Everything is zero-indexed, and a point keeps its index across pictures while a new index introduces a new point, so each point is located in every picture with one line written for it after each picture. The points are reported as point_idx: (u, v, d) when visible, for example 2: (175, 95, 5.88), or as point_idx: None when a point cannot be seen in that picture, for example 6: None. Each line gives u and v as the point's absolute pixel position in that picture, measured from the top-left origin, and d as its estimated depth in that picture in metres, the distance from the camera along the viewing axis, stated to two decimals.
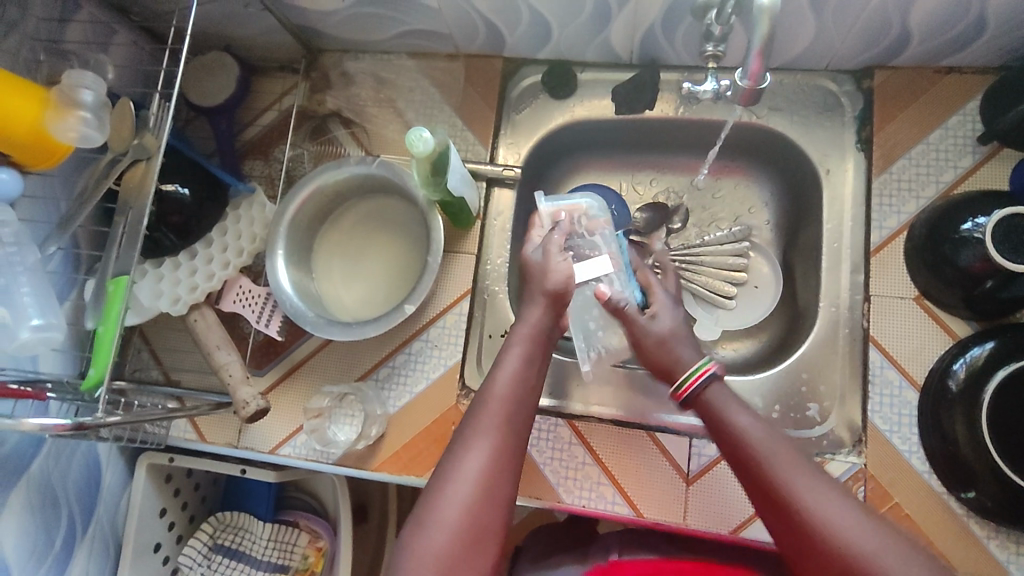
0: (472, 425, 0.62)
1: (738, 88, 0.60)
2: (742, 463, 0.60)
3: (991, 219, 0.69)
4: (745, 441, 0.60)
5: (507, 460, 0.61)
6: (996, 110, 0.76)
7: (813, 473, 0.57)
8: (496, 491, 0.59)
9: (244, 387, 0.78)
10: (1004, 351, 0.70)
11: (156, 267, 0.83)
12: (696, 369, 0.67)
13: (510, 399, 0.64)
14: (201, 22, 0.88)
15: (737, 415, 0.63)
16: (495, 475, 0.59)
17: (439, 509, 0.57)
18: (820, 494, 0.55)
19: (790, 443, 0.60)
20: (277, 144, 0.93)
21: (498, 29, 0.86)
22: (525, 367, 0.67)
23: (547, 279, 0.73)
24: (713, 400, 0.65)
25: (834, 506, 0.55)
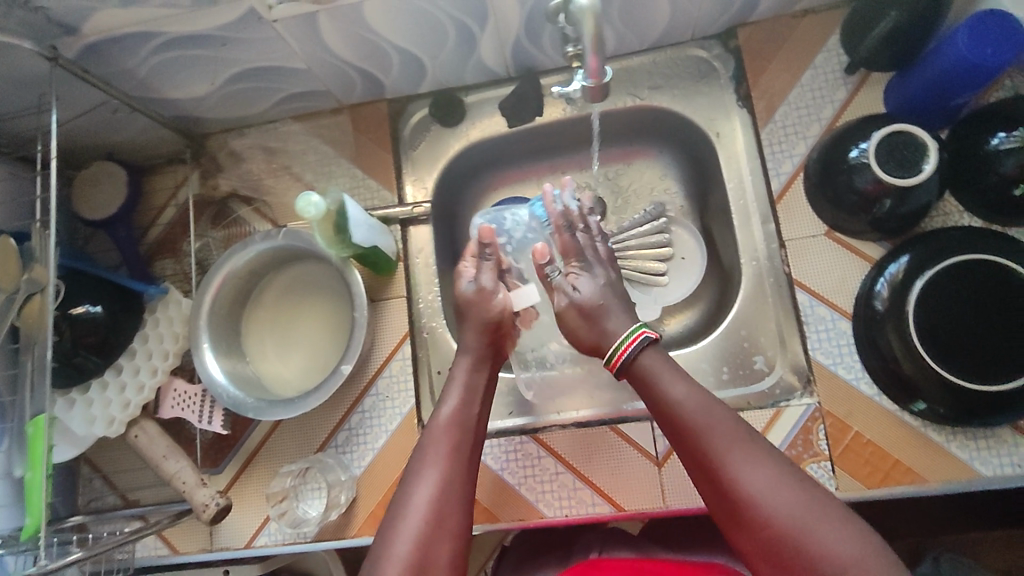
0: (421, 458, 0.67)
1: (585, 87, 0.61)
2: (674, 432, 0.64)
3: (872, 142, 0.71)
4: (677, 412, 0.63)
5: (457, 489, 0.65)
6: (854, 40, 0.80)
7: (741, 443, 0.59)
8: (449, 516, 0.63)
9: (200, 490, 0.77)
10: (918, 262, 0.73)
11: (82, 392, 0.80)
12: (625, 339, 0.69)
13: (455, 425, 0.70)
14: (74, 136, 0.86)
15: (672, 386, 0.65)
16: (447, 502, 0.64)
17: (394, 544, 0.61)
18: (753, 463, 0.58)
19: (727, 410, 0.63)
20: (183, 239, 0.92)
21: (372, 74, 0.86)
22: (468, 394, 0.74)
23: (485, 312, 0.79)
24: (644, 367, 0.68)
25: (750, 469, 0.57)
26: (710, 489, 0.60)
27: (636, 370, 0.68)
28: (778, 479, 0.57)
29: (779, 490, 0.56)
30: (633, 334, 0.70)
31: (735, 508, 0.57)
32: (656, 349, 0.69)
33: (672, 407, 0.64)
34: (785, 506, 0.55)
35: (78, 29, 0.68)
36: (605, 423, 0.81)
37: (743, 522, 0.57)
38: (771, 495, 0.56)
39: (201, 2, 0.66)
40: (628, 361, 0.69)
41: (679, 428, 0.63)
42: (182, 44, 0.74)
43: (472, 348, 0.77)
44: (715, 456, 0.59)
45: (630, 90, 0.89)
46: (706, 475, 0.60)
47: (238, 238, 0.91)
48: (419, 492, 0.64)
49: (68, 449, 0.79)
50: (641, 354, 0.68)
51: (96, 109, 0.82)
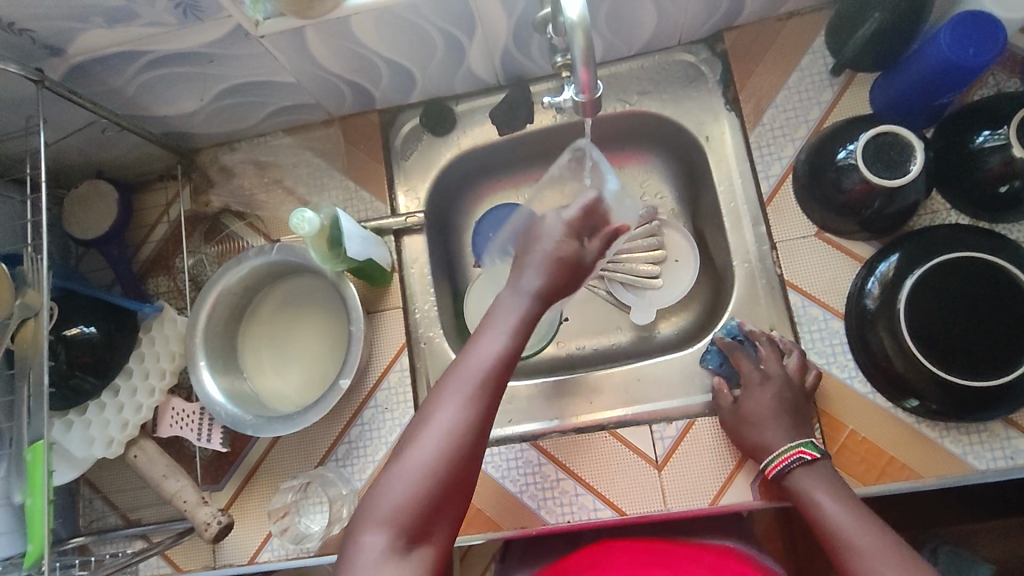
0: (450, 384, 0.59)
1: (577, 101, 0.60)
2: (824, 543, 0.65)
3: (859, 143, 0.72)
4: (827, 526, 0.64)
5: (473, 443, 0.57)
6: (840, 41, 0.80)
7: (880, 547, 0.60)
8: (451, 471, 0.56)
9: (202, 509, 0.77)
10: (908, 260, 0.74)
11: (80, 414, 0.80)
12: (784, 451, 0.71)
13: (496, 362, 0.59)
14: (64, 156, 0.86)
15: (823, 501, 0.66)
16: (456, 456, 0.56)
17: (398, 473, 0.56)
18: (893, 572, 0.57)
19: (880, 527, 0.62)
20: (175, 255, 0.91)
21: (362, 86, 0.86)
22: (514, 338, 0.61)
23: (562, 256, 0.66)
24: (800, 484, 0.69)
25: (884, 571, 0.57)
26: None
27: (790, 490, 0.70)
28: (908, 573, 0.56)
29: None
30: (793, 448, 0.71)
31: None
32: (813, 467, 0.70)
33: (824, 522, 0.65)
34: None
35: (64, 50, 0.68)
36: (604, 429, 0.82)
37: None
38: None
39: (188, 19, 0.66)
40: (782, 473, 0.70)
41: (828, 537, 0.64)
42: (169, 61, 0.73)
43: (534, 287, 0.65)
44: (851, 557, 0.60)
45: (619, 96, 0.89)
46: None
47: (231, 253, 0.91)
48: (426, 441, 0.57)
49: (66, 472, 0.79)
50: (800, 467, 0.70)
51: (85, 129, 0.81)
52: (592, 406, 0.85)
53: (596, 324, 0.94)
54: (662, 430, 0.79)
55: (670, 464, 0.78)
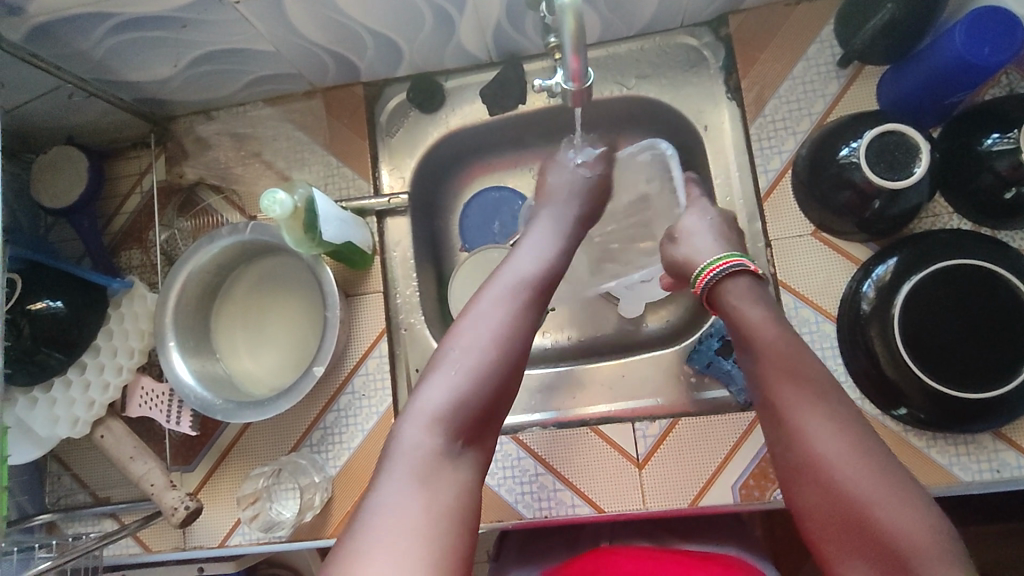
0: (490, 291, 0.62)
1: (565, 89, 0.58)
2: (761, 390, 0.58)
3: (864, 140, 0.69)
4: (763, 366, 0.59)
5: (522, 331, 0.59)
6: (850, 31, 0.76)
7: (829, 416, 0.54)
8: (506, 359, 0.57)
9: (170, 492, 0.76)
10: (905, 265, 0.71)
11: (45, 391, 0.77)
12: (718, 260, 0.67)
13: (539, 276, 0.65)
14: (30, 119, 0.81)
15: (750, 313, 0.62)
16: (512, 339, 0.58)
17: (455, 365, 0.56)
18: (822, 426, 0.53)
19: (807, 362, 0.57)
20: (149, 228, 0.88)
21: (346, 58, 0.82)
22: (545, 252, 0.69)
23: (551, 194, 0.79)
24: (733, 309, 0.63)
25: (850, 461, 0.51)
26: (789, 468, 0.54)
27: (722, 302, 0.65)
28: (882, 479, 0.50)
29: (900, 507, 0.48)
30: (725, 260, 0.66)
31: (817, 477, 0.52)
32: (751, 283, 0.65)
33: (763, 366, 0.59)
34: (908, 532, 0.47)
35: (24, 10, 0.63)
36: (585, 425, 0.80)
37: (840, 514, 0.50)
38: (875, 493, 0.49)
39: None
40: (715, 282, 0.66)
41: (760, 375, 0.58)
42: (139, 25, 0.69)
43: (568, 220, 0.76)
44: (797, 418, 0.54)
45: (617, 78, 0.85)
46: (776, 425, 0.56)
47: (207, 228, 0.87)
48: (482, 326, 0.58)
49: (29, 451, 0.76)
50: (730, 278, 0.65)
51: (50, 92, 0.77)
52: (575, 400, 0.83)
53: (583, 313, 0.91)
54: (644, 428, 0.78)
55: (651, 463, 0.77)
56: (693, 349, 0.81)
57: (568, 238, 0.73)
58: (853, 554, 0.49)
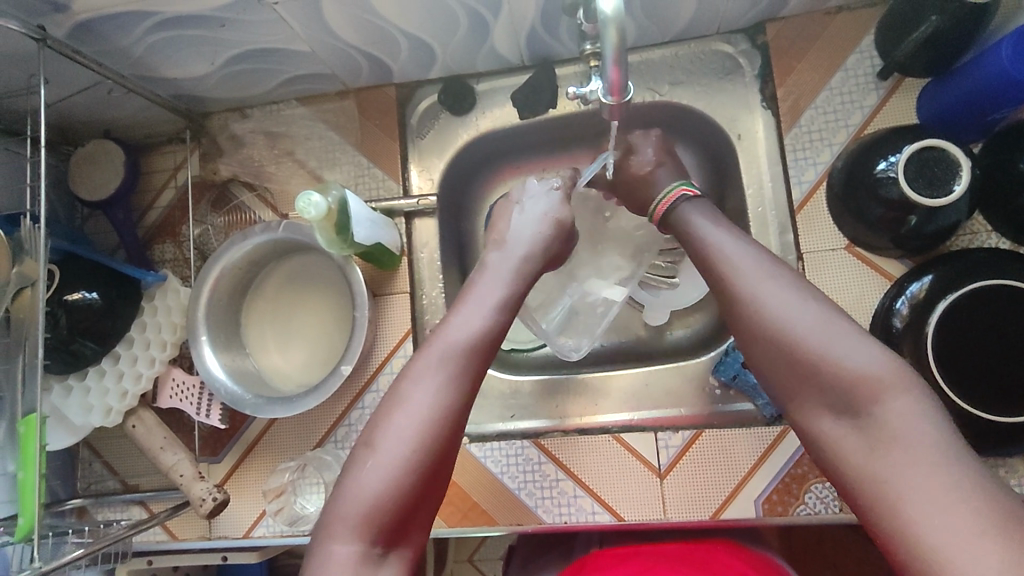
0: (420, 367, 0.56)
1: (604, 103, 0.57)
2: (701, 258, 0.62)
3: (903, 155, 0.68)
4: (707, 247, 0.61)
5: (451, 415, 0.54)
6: (891, 43, 0.75)
7: (766, 271, 0.56)
8: (429, 452, 0.53)
9: (198, 484, 0.77)
10: (941, 283, 0.70)
11: (80, 380, 0.79)
12: (665, 195, 0.70)
13: (470, 344, 0.58)
14: (71, 113, 0.83)
15: (698, 222, 0.64)
16: (437, 428, 0.53)
17: (370, 464, 0.52)
18: (772, 287, 0.55)
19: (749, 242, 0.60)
20: (182, 222, 0.90)
21: (379, 59, 0.82)
22: (489, 313, 0.61)
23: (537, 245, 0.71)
24: (680, 210, 0.67)
25: (787, 306, 0.54)
26: (735, 325, 0.57)
27: (671, 217, 0.68)
28: (831, 327, 0.52)
29: (837, 340, 0.51)
30: (673, 191, 0.70)
31: (756, 328, 0.55)
32: (699, 201, 0.68)
33: (705, 241, 0.62)
34: (849, 360, 0.50)
35: (69, 8, 0.64)
36: (607, 432, 0.80)
37: (783, 356, 0.53)
38: (827, 339, 0.51)
39: None
40: (669, 209, 0.69)
41: (711, 268, 0.60)
42: (179, 24, 0.70)
43: (521, 273, 0.67)
44: (732, 275, 0.58)
45: (649, 85, 0.85)
46: (728, 306, 0.58)
47: (239, 225, 0.89)
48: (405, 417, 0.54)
49: (63, 437, 0.79)
50: (677, 204, 0.68)
51: (91, 88, 0.79)
52: (597, 408, 0.83)
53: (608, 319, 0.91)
54: (667, 438, 0.77)
55: (673, 473, 0.76)
56: (719, 360, 0.80)
57: (520, 283, 0.66)
58: (802, 396, 0.52)
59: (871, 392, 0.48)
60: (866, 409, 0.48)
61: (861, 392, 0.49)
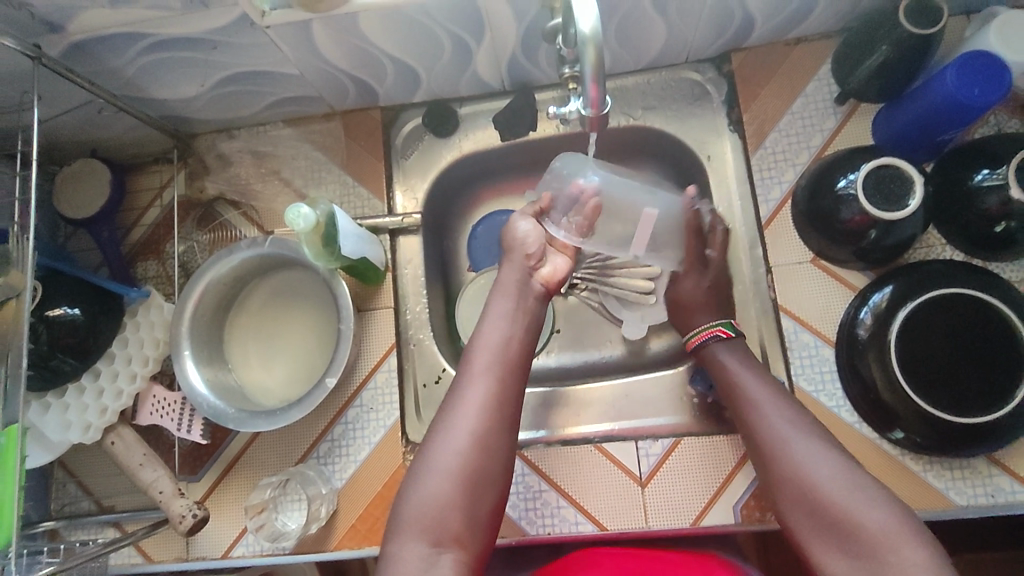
0: (462, 381, 0.67)
1: (583, 116, 0.60)
2: (733, 400, 0.71)
3: (860, 174, 0.72)
4: (744, 398, 0.70)
5: (494, 427, 0.64)
6: (846, 71, 0.81)
7: (790, 425, 0.65)
8: (482, 457, 0.63)
9: (177, 501, 0.77)
10: (900, 292, 0.74)
11: (58, 397, 0.78)
12: (702, 329, 0.78)
13: (498, 355, 0.69)
14: (60, 132, 0.84)
15: (733, 369, 0.73)
16: (480, 443, 0.63)
17: (430, 468, 0.62)
18: (796, 441, 0.63)
19: (777, 395, 0.69)
20: (166, 240, 0.91)
21: (367, 83, 0.85)
22: (510, 330, 0.71)
23: (524, 246, 0.78)
24: (715, 356, 0.76)
25: (816, 457, 0.61)
26: (761, 466, 0.65)
27: (705, 357, 0.77)
28: (855, 485, 0.59)
29: (855, 494, 0.58)
30: (710, 328, 0.77)
31: (784, 476, 0.62)
32: (727, 345, 0.75)
33: (740, 392, 0.70)
34: (871, 515, 0.56)
35: (64, 27, 0.67)
36: (590, 442, 0.81)
37: (807, 502, 0.60)
38: (847, 496, 0.58)
39: (192, 5, 0.66)
40: (700, 345, 0.77)
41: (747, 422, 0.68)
42: (171, 45, 0.72)
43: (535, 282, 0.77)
44: (762, 428, 0.66)
45: (624, 109, 0.89)
46: (759, 457, 0.65)
47: (223, 242, 0.90)
48: (453, 434, 0.64)
49: (39, 455, 0.77)
50: (711, 343, 0.77)
51: (81, 108, 0.80)
52: (579, 418, 0.84)
53: (587, 334, 0.93)
54: (647, 447, 0.79)
55: (654, 482, 0.78)
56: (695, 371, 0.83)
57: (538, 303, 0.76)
58: (820, 536, 0.59)
59: (888, 546, 0.54)
60: (882, 560, 0.54)
61: (879, 547, 0.55)
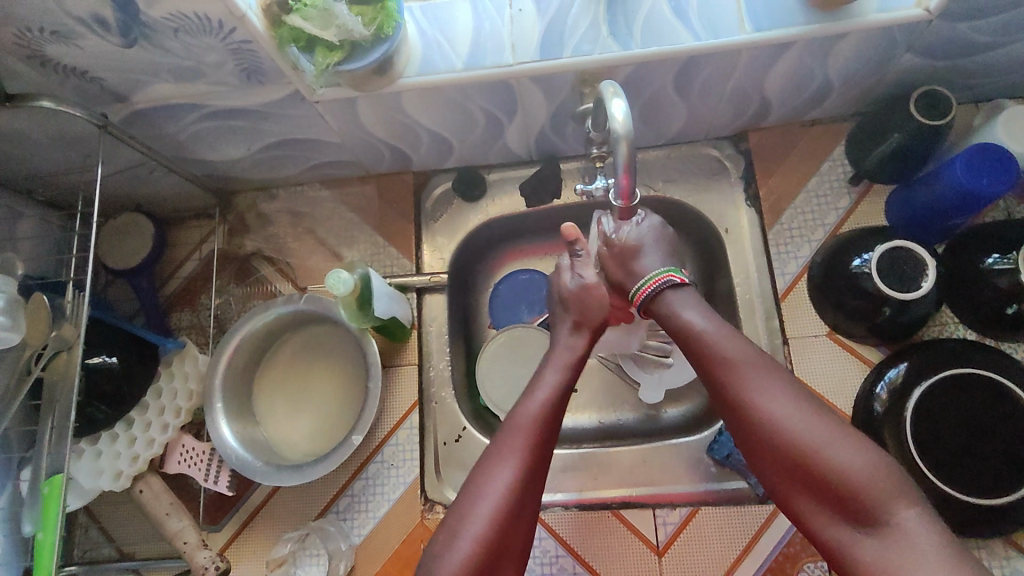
0: (505, 442, 0.63)
1: (611, 204, 0.64)
2: (698, 356, 0.65)
3: (875, 254, 0.75)
4: (706, 343, 0.64)
5: (529, 487, 0.61)
6: (859, 154, 0.85)
7: (764, 374, 0.60)
8: (514, 515, 0.59)
9: (201, 552, 0.79)
10: (915, 369, 0.76)
11: (91, 443, 0.80)
12: (649, 279, 0.71)
13: (544, 415, 0.66)
14: (112, 188, 0.90)
15: (691, 318, 0.67)
16: (518, 505, 0.60)
17: (466, 526, 0.58)
18: (771, 396, 0.59)
19: (744, 342, 0.64)
20: (202, 292, 0.95)
21: (402, 150, 0.90)
22: (556, 390, 0.69)
23: (588, 311, 0.76)
24: (670, 307, 0.69)
25: (797, 414, 0.57)
26: (736, 422, 0.61)
27: (658, 304, 0.70)
28: (841, 439, 0.55)
29: (846, 449, 0.54)
30: (656, 277, 0.71)
31: (768, 438, 0.58)
32: (679, 291, 0.70)
33: (701, 340, 0.65)
34: (856, 463, 0.53)
35: (128, 97, 0.72)
36: (608, 507, 0.82)
37: (795, 463, 0.56)
38: (838, 450, 0.54)
39: (251, 82, 0.71)
40: (654, 294, 0.70)
41: (714, 372, 0.63)
42: (225, 115, 0.77)
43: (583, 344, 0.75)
44: (738, 386, 0.61)
45: (646, 181, 0.93)
46: (730, 409, 0.61)
47: (257, 296, 0.93)
48: (492, 492, 0.60)
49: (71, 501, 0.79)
50: (663, 291, 0.70)
51: (134, 168, 0.86)
52: (597, 482, 0.85)
53: (605, 396, 0.95)
54: (665, 515, 0.80)
55: (671, 551, 0.79)
56: (715, 439, 0.84)
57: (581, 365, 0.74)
58: (813, 498, 0.55)
59: (883, 503, 0.51)
60: (880, 519, 0.51)
61: (874, 505, 0.52)
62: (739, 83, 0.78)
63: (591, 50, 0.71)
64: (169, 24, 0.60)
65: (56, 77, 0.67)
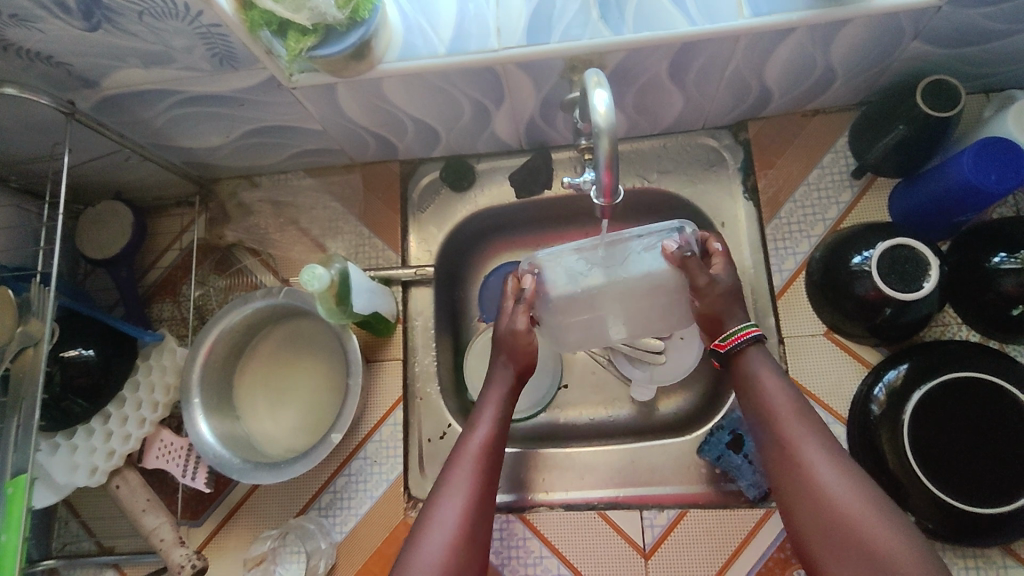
0: (450, 474, 0.64)
1: (593, 202, 0.61)
2: (759, 419, 0.64)
3: (875, 252, 0.72)
4: (770, 403, 0.64)
5: (477, 521, 0.62)
6: (862, 146, 0.81)
7: (828, 447, 0.60)
8: (466, 550, 0.60)
9: (177, 550, 0.77)
10: (916, 371, 0.73)
11: (68, 437, 0.79)
12: (739, 329, 0.67)
13: (488, 445, 0.66)
14: (89, 176, 0.87)
15: (767, 378, 0.65)
16: (466, 541, 0.61)
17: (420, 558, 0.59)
18: (830, 465, 0.58)
19: (808, 411, 0.63)
20: (183, 282, 0.93)
21: (387, 138, 0.87)
22: (501, 421, 0.69)
23: (513, 348, 0.72)
24: (750, 364, 0.67)
25: (852, 489, 0.56)
26: (785, 484, 0.60)
27: (736, 359, 0.68)
28: (891, 517, 0.54)
29: (890, 528, 0.54)
30: (745, 328, 0.67)
31: (816, 502, 0.57)
32: (764, 351, 0.68)
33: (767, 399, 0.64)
34: (899, 546, 0.53)
35: (98, 83, 0.69)
36: (593, 508, 0.80)
37: (831, 531, 0.55)
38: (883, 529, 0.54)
39: (223, 67, 0.67)
40: (736, 349, 0.67)
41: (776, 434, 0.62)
42: (200, 101, 0.74)
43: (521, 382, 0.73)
44: (800, 450, 0.60)
45: (639, 173, 0.90)
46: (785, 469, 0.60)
47: (239, 287, 0.92)
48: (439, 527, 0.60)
49: (45, 496, 0.78)
50: (748, 349, 0.67)
51: (108, 156, 0.83)
52: (583, 482, 0.83)
53: (596, 393, 0.93)
54: (653, 517, 0.78)
55: (658, 554, 0.77)
56: (706, 440, 0.82)
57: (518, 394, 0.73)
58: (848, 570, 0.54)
59: None
60: None
61: None
62: (737, 72, 0.74)
63: (580, 36, 0.67)
64: (132, 7, 0.57)
65: (20, 62, 0.64)
